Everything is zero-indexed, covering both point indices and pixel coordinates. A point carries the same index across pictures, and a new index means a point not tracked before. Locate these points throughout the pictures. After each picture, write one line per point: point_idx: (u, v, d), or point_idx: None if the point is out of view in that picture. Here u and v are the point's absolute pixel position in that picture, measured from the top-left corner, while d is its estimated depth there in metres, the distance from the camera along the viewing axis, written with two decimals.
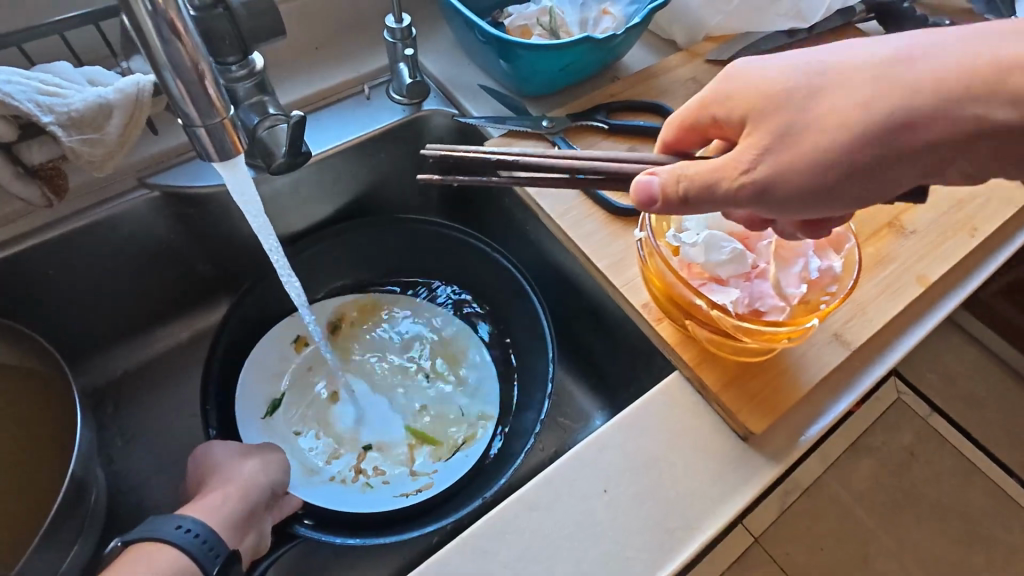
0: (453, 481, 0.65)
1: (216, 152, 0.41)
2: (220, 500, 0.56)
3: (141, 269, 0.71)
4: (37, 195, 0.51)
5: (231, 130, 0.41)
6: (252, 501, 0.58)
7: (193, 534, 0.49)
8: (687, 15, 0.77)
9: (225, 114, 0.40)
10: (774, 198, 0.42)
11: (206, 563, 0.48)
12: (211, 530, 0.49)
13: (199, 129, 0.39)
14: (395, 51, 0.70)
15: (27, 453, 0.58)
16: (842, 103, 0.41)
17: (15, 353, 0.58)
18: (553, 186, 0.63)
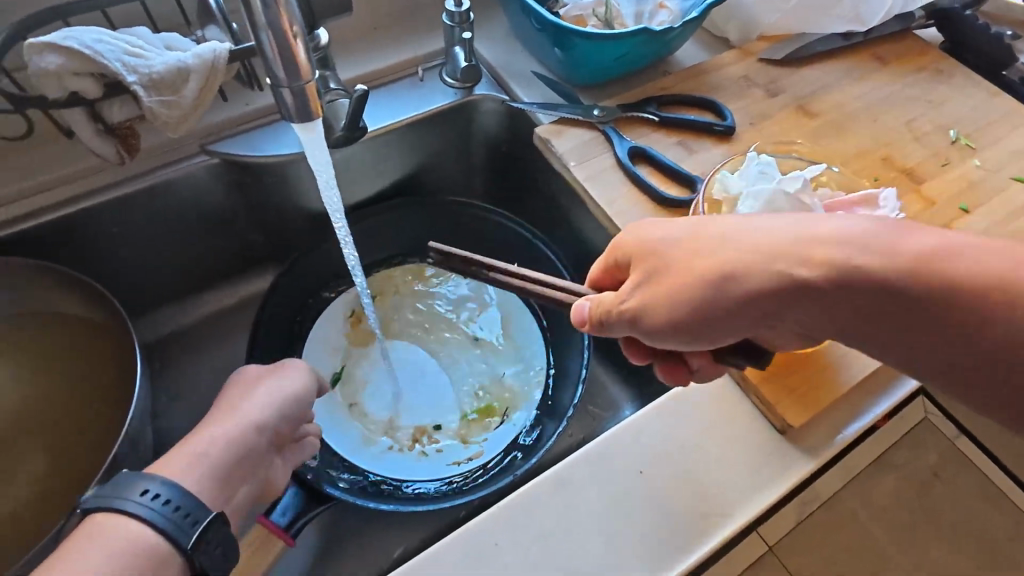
0: (502, 448, 0.69)
1: (298, 115, 0.42)
2: (217, 439, 0.50)
3: (196, 234, 0.73)
4: (110, 152, 0.54)
5: (314, 95, 0.41)
6: (253, 445, 0.52)
7: (163, 501, 0.43)
8: (744, 13, 0.77)
9: (310, 79, 0.40)
10: (642, 328, 0.43)
11: (182, 532, 0.43)
12: (183, 495, 0.44)
13: (285, 91, 0.40)
14: (452, 34, 0.71)
15: (85, 400, 0.61)
16: (718, 257, 0.39)
17: (80, 304, 0.61)
18: (602, 174, 0.64)
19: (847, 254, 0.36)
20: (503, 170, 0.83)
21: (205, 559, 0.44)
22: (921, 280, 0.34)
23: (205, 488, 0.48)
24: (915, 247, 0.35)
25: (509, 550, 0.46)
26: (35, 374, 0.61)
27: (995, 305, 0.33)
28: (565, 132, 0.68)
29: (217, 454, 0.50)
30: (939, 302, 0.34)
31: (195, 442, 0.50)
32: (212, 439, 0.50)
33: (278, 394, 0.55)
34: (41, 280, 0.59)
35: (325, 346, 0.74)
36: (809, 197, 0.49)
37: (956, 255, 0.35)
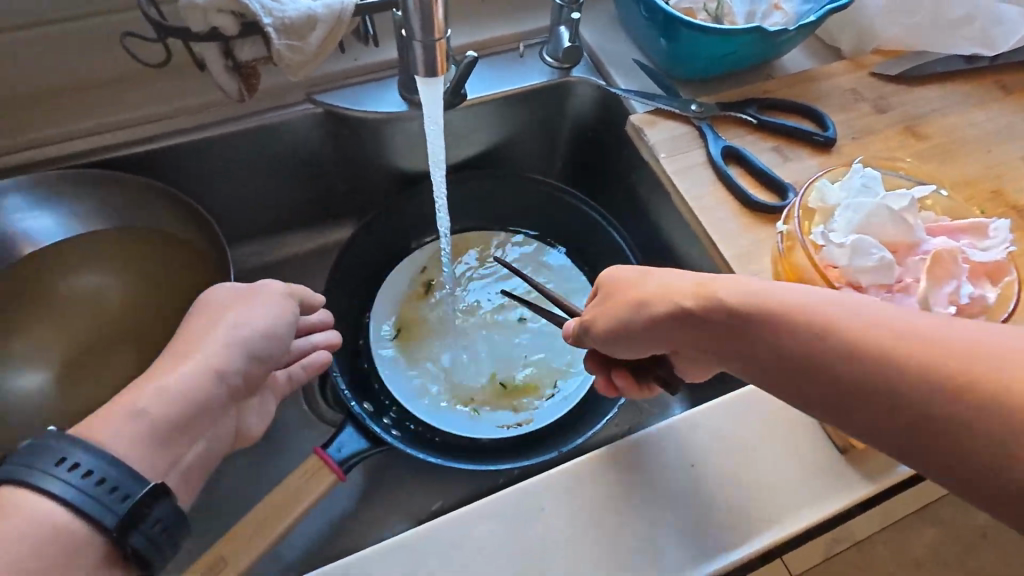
0: (550, 421, 0.71)
1: (423, 69, 0.43)
2: (181, 388, 0.47)
3: (290, 177, 0.77)
4: (232, 88, 0.58)
5: (442, 51, 0.43)
6: (219, 394, 0.49)
7: (86, 475, 0.39)
8: (863, 24, 0.74)
9: (441, 35, 0.42)
10: (594, 338, 0.48)
11: (108, 515, 0.39)
12: (111, 465, 0.40)
13: (416, 44, 0.42)
14: (560, 14, 0.72)
15: (173, 315, 0.65)
16: (652, 286, 0.43)
17: (179, 224, 0.64)
18: (691, 170, 0.64)
19: (765, 302, 0.35)
20: (587, 153, 0.83)
21: (143, 538, 0.40)
22: (836, 339, 0.33)
23: (157, 449, 0.45)
24: (840, 309, 0.34)
25: (554, 514, 0.49)
26: (133, 284, 0.65)
27: (912, 379, 0.30)
28: (658, 123, 0.68)
29: (177, 407, 0.46)
30: (855, 366, 0.32)
31: (146, 395, 0.45)
32: (173, 389, 0.46)
33: (248, 335, 0.52)
34: (147, 196, 0.63)
35: (395, 297, 0.77)
36: (913, 217, 0.47)
37: (880, 323, 0.32)
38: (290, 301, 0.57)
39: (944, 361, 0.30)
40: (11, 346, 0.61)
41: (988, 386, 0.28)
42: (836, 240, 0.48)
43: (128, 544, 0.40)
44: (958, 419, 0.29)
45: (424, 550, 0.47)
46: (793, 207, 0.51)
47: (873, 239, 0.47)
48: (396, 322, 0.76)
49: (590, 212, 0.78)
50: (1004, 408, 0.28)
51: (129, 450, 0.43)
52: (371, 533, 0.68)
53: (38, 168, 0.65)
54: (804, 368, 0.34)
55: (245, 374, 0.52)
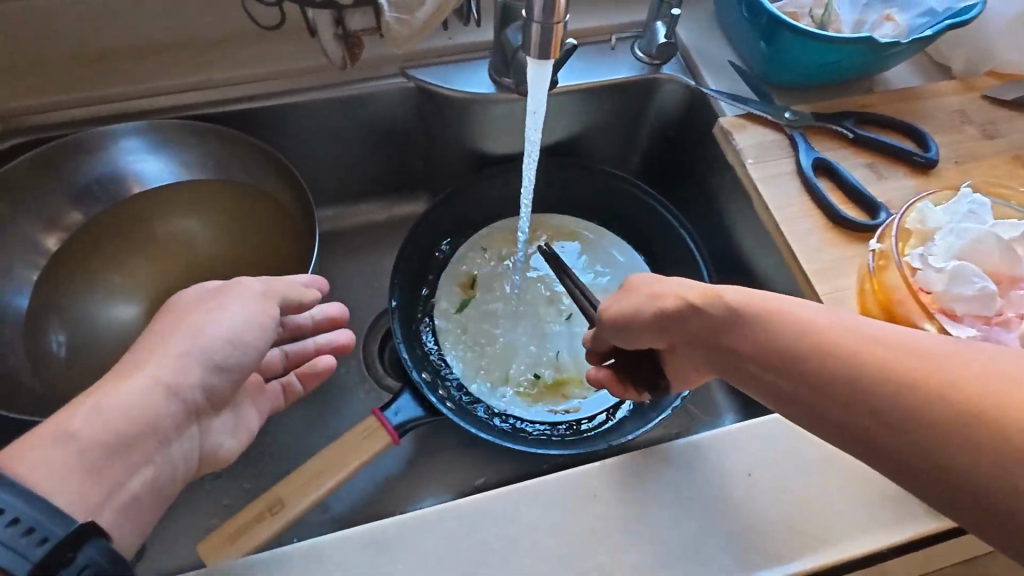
0: (598, 413, 0.71)
1: (538, 50, 0.44)
2: (126, 405, 0.43)
3: (373, 147, 0.80)
4: (336, 56, 0.60)
5: (559, 35, 0.43)
6: (170, 412, 0.45)
7: (0, 515, 0.35)
8: (980, 43, 0.70)
9: (560, 18, 0.42)
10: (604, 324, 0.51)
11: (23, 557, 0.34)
12: (32, 503, 0.36)
13: (534, 25, 0.43)
14: (659, 9, 0.72)
15: (252, 265, 0.69)
16: (672, 285, 0.46)
17: (270, 180, 0.68)
18: (777, 178, 0.63)
19: (748, 304, 0.40)
20: (666, 152, 0.83)
21: None
22: (800, 339, 0.37)
23: (92, 476, 0.40)
24: (808, 315, 0.38)
25: (604, 503, 0.49)
26: (221, 234, 0.69)
27: (860, 376, 0.34)
28: (748, 128, 0.66)
29: (119, 427, 0.42)
30: (813, 362, 0.36)
31: (81, 414, 0.41)
32: (113, 408, 0.43)
33: (214, 343, 0.48)
34: (244, 150, 0.66)
35: (462, 274, 0.79)
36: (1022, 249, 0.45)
37: (849, 336, 0.35)
38: (268, 305, 0.53)
39: (888, 362, 0.33)
40: (108, 279, 0.65)
41: (923, 387, 0.32)
42: (935, 265, 0.46)
43: None
44: (898, 414, 0.32)
45: (474, 519, 0.49)
46: (891, 224, 0.49)
47: (976, 268, 0.45)
48: (457, 297, 0.78)
49: (661, 211, 0.78)
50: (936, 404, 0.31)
51: (58, 480, 0.39)
52: (413, 500, 0.70)
53: (148, 117, 0.69)
54: (772, 363, 0.38)
55: (207, 387, 0.48)
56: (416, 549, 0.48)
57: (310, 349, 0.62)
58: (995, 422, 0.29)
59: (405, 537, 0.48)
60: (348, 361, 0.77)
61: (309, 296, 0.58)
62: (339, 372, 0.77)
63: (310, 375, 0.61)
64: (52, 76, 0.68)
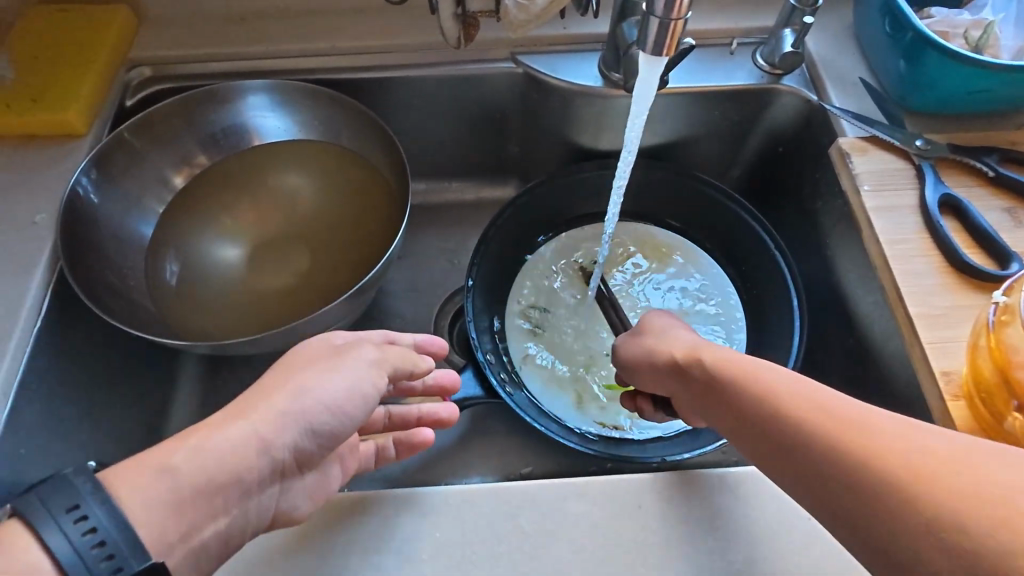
0: (652, 429, 0.70)
1: (652, 47, 0.42)
2: (226, 449, 0.41)
3: (474, 128, 0.81)
4: (452, 35, 0.62)
5: (677, 32, 0.42)
6: (258, 467, 0.42)
7: (90, 532, 0.34)
8: None
9: (681, 15, 0.41)
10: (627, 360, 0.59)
11: None
12: (121, 528, 0.35)
13: (653, 20, 0.41)
14: (789, 16, 0.68)
15: (343, 226, 0.72)
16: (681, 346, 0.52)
17: (373, 148, 0.71)
18: (896, 211, 0.58)
19: (734, 368, 0.44)
20: (771, 169, 0.78)
21: None
22: (775, 405, 0.39)
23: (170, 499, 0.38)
24: (775, 379, 0.41)
25: (645, 509, 0.50)
26: (320, 193, 0.73)
27: (813, 439, 0.36)
28: (869, 152, 0.61)
29: (213, 472, 0.40)
30: (786, 422, 0.38)
31: (185, 448, 0.39)
32: (215, 450, 0.40)
33: (318, 407, 0.45)
34: (353, 116, 0.70)
35: (540, 263, 0.80)
36: None
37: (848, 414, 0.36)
38: (379, 373, 0.50)
39: (834, 428, 0.35)
40: (220, 220, 0.71)
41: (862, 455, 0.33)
42: None
43: None
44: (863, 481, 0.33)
45: (515, 504, 0.50)
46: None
47: None
48: (530, 286, 0.79)
49: (755, 229, 0.74)
50: (870, 472, 0.33)
51: (144, 513, 0.37)
52: (460, 477, 0.71)
53: (274, 76, 0.74)
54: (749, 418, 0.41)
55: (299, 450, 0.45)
56: (455, 520, 0.49)
57: (413, 416, 0.59)
58: (923, 492, 0.30)
59: (447, 507, 0.50)
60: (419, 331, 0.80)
61: (423, 364, 0.55)
62: None
63: (404, 443, 0.58)
64: (199, 31, 0.75)
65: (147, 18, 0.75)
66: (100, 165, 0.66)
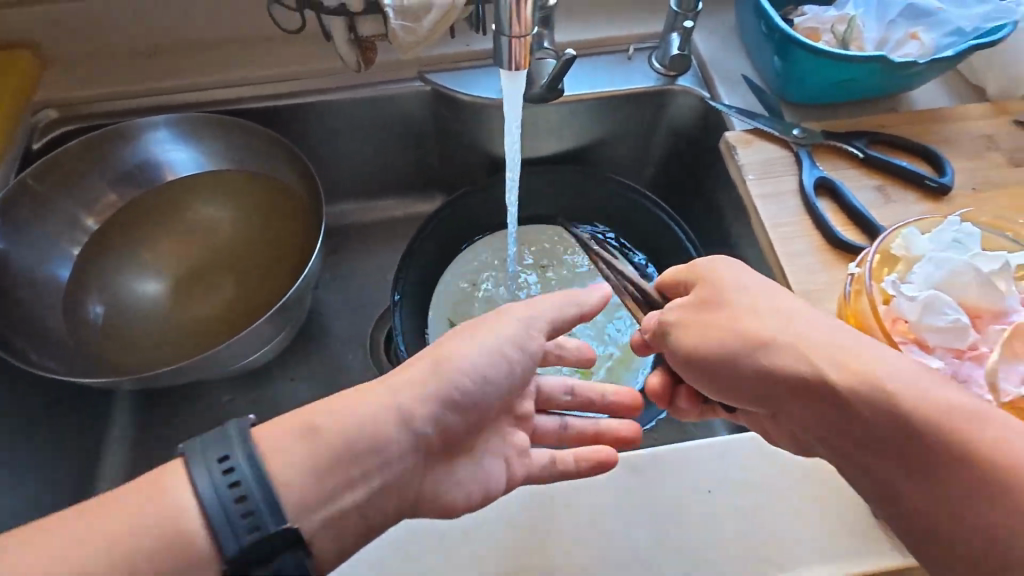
0: None
1: (507, 62, 0.46)
2: (353, 420, 0.44)
3: (394, 146, 0.83)
4: (352, 59, 0.64)
5: (526, 46, 0.45)
6: (399, 440, 0.45)
7: (234, 489, 0.38)
8: (1016, 64, 0.68)
9: (526, 32, 0.44)
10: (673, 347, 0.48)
11: (224, 539, 0.37)
12: (261, 489, 0.38)
13: (503, 38, 0.44)
14: (674, 21, 0.72)
15: (266, 252, 0.73)
16: (759, 330, 0.42)
17: (289, 173, 0.73)
18: (779, 196, 0.61)
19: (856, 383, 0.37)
20: (680, 164, 0.82)
21: None
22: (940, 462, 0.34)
23: None
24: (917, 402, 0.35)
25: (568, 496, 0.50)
26: (241, 221, 0.74)
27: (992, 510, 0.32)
28: (754, 143, 0.65)
29: (348, 441, 0.43)
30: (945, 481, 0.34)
31: (323, 412, 0.43)
32: (357, 417, 0.44)
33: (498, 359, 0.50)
34: (266, 144, 0.71)
35: (467, 272, 0.82)
36: (1005, 283, 0.43)
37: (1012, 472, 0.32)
38: (532, 330, 0.53)
39: (955, 447, 0.34)
40: (141, 257, 0.72)
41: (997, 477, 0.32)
42: (907, 293, 0.45)
43: None
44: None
45: None
46: (870, 251, 0.47)
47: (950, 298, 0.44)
48: (458, 295, 0.81)
49: (665, 222, 0.78)
50: (985, 499, 0.32)
51: None
52: None
53: (184, 110, 0.75)
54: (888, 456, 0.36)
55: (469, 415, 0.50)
56: None
57: (591, 430, 0.57)
58: None
59: None
60: (355, 349, 0.81)
61: (588, 308, 0.56)
62: (346, 358, 0.81)
63: (588, 458, 0.50)
64: (104, 71, 0.75)
65: (50, 62, 0.75)
66: (6, 211, 0.65)
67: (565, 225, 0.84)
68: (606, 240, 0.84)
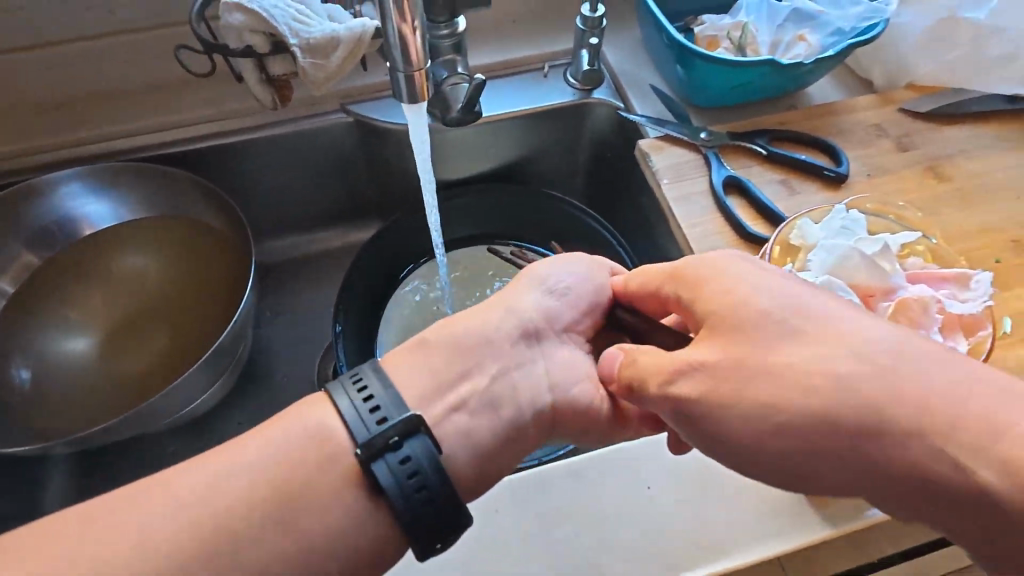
0: None
1: (407, 96, 0.47)
2: (461, 332, 0.48)
3: (324, 178, 0.83)
4: (267, 98, 0.64)
5: (423, 80, 0.47)
6: (501, 328, 0.49)
7: (368, 399, 0.41)
8: (896, 56, 0.73)
9: (420, 66, 0.46)
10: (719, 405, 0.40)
11: (360, 435, 0.40)
12: (394, 398, 0.42)
13: (400, 74, 0.46)
14: (581, 38, 0.75)
15: (198, 296, 0.72)
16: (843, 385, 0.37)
17: (215, 215, 0.72)
18: (691, 198, 0.65)
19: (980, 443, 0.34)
20: (605, 172, 0.85)
21: (387, 467, 0.39)
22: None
23: None
24: None
25: (514, 511, 0.50)
26: (169, 267, 0.72)
27: None
28: (666, 149, 0.68)
29: (456, 340, 0.48)
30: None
31: (438, 328, 0.48)
32: (464, 327, 0.49)
33: (572, 286, 0.54)
34: (188, 188, 0.71)
35: (409, 298, 0.82)
36: (888, 262, 0.48)
37: None
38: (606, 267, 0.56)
39: None
40: (66, 314, 0.69)
41: None
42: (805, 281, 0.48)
43: (374, 469, 0.39)
44: None
45: None
46: (769, 244, 0.52)
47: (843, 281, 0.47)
48: (400, 321, 0.81)
49: (595, 228, 0.80)
50: None
51: None
52: None
53: (100, 160, 0.73)
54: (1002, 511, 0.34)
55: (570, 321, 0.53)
56: None
57: None
58: None
59: None
60: (302, 385, 0.80)
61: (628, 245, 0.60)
62: (293, 395, 0.79)
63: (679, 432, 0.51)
64: (10, 128, 0.73)
65: None
66: None
67: (501, 240, 0.86)
68: (542, 251, 0.85)
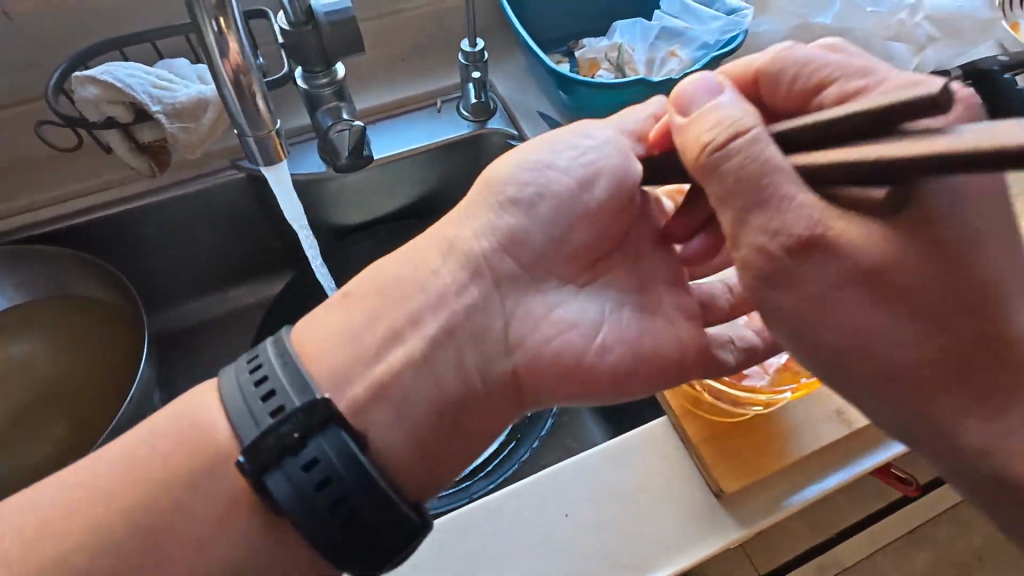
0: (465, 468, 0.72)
1: (262, 157, 0.51)
2: (392, 278, 0.49)
3: (224, 236, 0.81)
4: (143, 166, 0.61)
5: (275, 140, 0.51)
6: (438, 272, 0.49)
7: (264, 389, 0.41)
8: None
9: (269, 126, 0.50)
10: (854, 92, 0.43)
11: (247, 433, 0.40)
12: (292, 381, 0.41)
13: (249, 138, 0.50)
14: (465, 72, 0.76)
15: (95, 375, 0.68)
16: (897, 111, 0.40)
17: (104, 288, 0.69)
18: None
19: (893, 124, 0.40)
20: None
21: (284, 478, 0.38)
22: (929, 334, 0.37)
23: None
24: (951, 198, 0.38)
25: (439, 559, 0.49)
26: (61, 348, 0.69)
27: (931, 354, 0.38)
28: None
29: (382, 292, 0.48)
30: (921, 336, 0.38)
31: (374, 277, 0.49)
32: (396, 277, 0.49)
33: (545, 189, 0.52)
34: (71, 264, 0.67)
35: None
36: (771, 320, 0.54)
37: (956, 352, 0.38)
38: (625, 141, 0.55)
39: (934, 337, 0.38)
40: None
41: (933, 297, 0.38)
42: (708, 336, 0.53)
43: (272, 483, 0.38)
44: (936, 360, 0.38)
45: None
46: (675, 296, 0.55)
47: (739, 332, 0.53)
48: None
49: None
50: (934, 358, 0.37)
51: None
52: None
53: None
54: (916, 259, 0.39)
55: (548, 238, 0.52)
56: None
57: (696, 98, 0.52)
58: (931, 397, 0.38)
59: None
60: None
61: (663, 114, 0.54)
62: None
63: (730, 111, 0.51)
64: None
65: None
66: None
67: None
68: None
